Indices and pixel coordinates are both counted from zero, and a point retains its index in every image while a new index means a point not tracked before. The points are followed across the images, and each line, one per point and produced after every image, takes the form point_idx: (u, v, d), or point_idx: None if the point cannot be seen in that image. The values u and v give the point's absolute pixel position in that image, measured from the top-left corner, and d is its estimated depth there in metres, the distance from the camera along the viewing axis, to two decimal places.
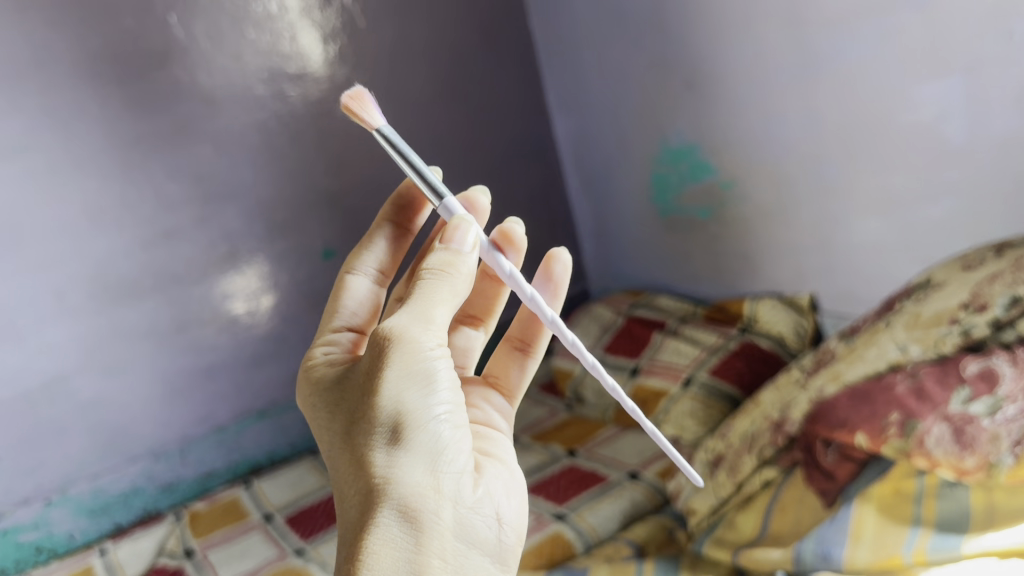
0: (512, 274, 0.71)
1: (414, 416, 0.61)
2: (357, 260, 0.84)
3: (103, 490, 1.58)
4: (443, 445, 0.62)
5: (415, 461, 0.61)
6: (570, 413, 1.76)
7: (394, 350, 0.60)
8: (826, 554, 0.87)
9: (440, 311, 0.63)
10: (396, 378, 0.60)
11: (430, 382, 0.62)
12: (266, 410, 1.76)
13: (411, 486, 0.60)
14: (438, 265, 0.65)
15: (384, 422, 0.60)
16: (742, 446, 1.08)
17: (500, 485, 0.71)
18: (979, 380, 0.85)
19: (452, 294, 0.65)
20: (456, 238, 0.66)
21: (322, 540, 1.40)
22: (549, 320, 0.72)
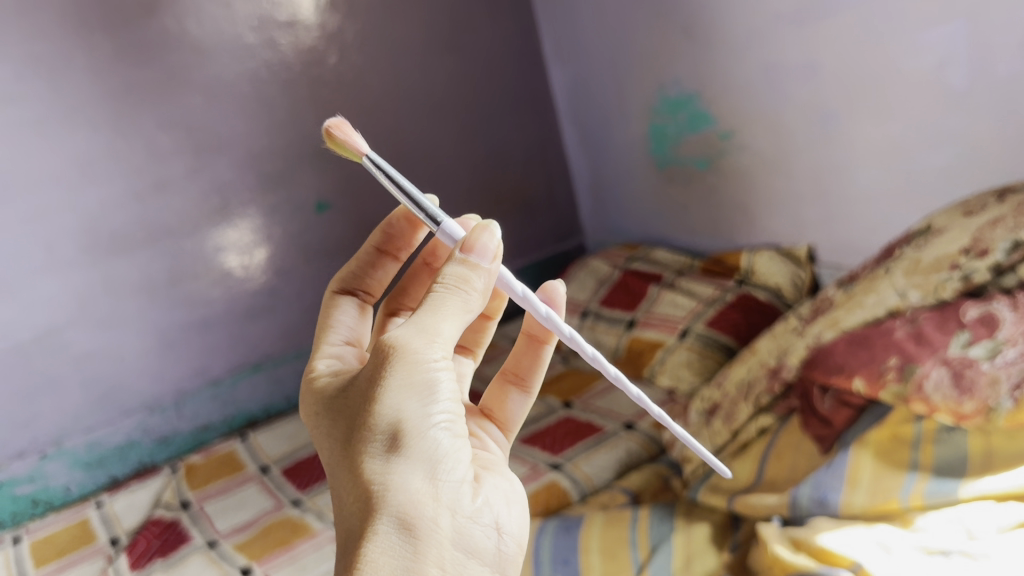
0: (527, 295, 0.67)
1: (413, 424, 0.57)
2: (344, 280, 0.80)
3: (99, 444, 1.58)
4: (443, 455, 0.58)
5: (414, 470, 0.56)
6: (565, 365, 1.76)
7: (395, 360, 0.57)
8: (822, 499, 0.86)
9: (448, 324, 0.59)
10: (395, 388, 0.57)
11: (432, 395, 0.57)
12: (262, 363, 1.75)
13: (408, 496, 0.56)
14: (454, 278, 0.60)
15: (383, 429, 0.56)
16: (739, 394, 1.08)
17: (499, 495, 0.66)
18: (979, 325, 0.84)
19: (463, 308, 0.60)
20: (476, 248, 0.61)
21: (318, 491, 1.40)
22: (567, 336, 0.68)
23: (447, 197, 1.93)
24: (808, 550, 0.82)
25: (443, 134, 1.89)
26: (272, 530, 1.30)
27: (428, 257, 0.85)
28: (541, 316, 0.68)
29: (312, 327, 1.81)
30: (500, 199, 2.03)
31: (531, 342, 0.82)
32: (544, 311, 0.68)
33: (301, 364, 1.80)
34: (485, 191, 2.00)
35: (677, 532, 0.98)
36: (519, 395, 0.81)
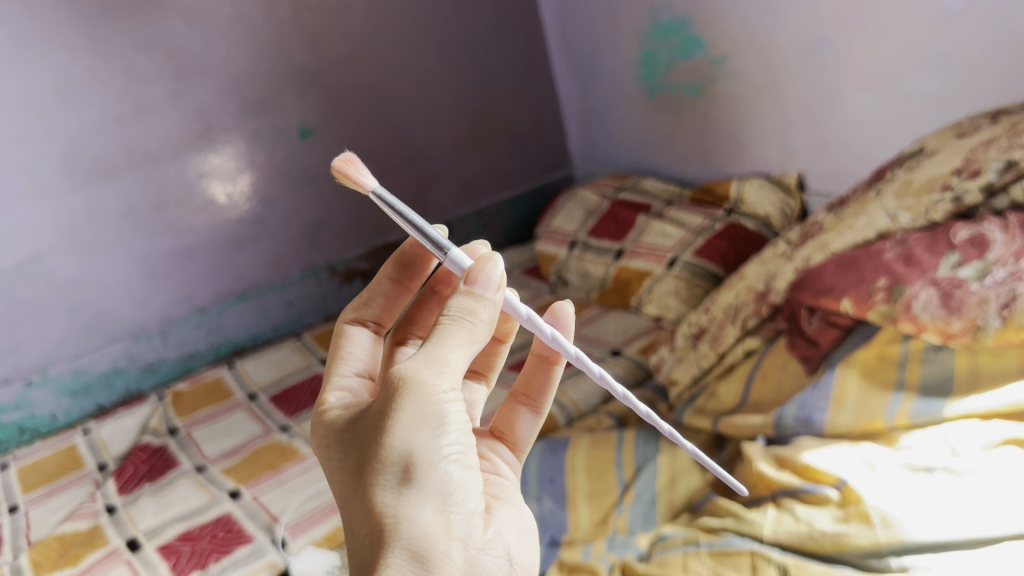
0: (532, 318, 0.61)
1: (426, 457, 0.51)
2: (356, 308, 0.70)
3: (84, 371, 1.57)
4: (457, 487, 0.52)
5: (427, 502, 0.51)
6: (553, 295, 1.76)
7: (406, 392, 0.51)
8: (808, 419, 0.87)
9: (456, 355, 0.52)
10: (405, 418, 0.51)
11: (444, 426, 0.51)
12: (247, 292, 1.74)
13: (421, 529, 0.50)
14: (460, 308, 0.54)
15: (393, 462, 0.51)
16: (726, 317, 1.08)
17: (508, 525, 0.61)
18: (969, 246, 0.82)
19: (471, 338, 0.53)
20: (480, 279, 0.54)
21: (306, 417, 1.41)
22: (573, 355, 0.62)
23: (433, 125, 1.91)
24: (792, 468, 0.83)
25: (430, 59, 1.85)
26: (261, 455, 1.31)
27: (439, 283, 0.75)
28: (546, 338, 0.62)
29: (297, 255, 1.79)
30: (485, 127, 2.00)
31: (541, 361, 0.74)
32: (550, 332, 0.62)
33: (288, 293, 1.79)
34: (471, 120, 1.97)
35: (662, 452, 0.98)
36: (529, 415, 0.74)
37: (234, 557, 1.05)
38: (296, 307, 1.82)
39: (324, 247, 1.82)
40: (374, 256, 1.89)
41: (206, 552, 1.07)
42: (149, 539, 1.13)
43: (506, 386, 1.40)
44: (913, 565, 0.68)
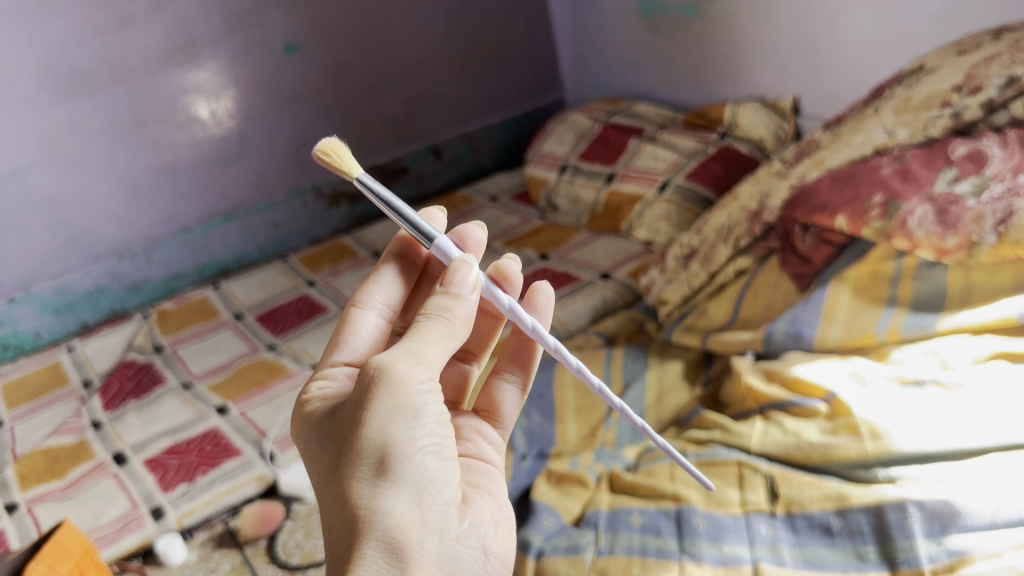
0: (515, 309, 0.59)
1: (402, 448, 0.49)
2: (365, 292, 0.65)
3: (68, 289, 1.56)
4: (434, 479, 0.50)
5: (403, 494, 0.48)
6: (543, 220, 1.74)
7: (381, 383, 0.49)
8: (798, 334, 0.86)
9: (432, 347, 0.51)
10: (379, 409, 0.49)
11: (420, 416, 0.50)
12: (232, 212, 1.71)
13: (397, 519, 0.47)
14: (436, 307, 0.54)
15: (368, 453, 0.48)
16: (718, 238, 1.07)
17: (486, 517, 0.57)
18: (967, 161, 0.81)
19: (448, 334, 0.53)
20: (455, 280, 0.55)
21: (293, 337, 1.40)
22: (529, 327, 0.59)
23: (422, 44, 1.86)
24: (781, 381, 0.82)
25: None
26: (248, 371, 1.31)
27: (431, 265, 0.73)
28: (526, 329, 0.59)
29: (282, 175, 1.76)
30: (475, 48, 1.95)
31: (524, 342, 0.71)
32: (507, 301, 0.59)
33: (274, 214, 1.76)
34: (462, 41, 1.92)
35: (650, 369, 0.99)
36: (512, 391, 0.71)
37: (221, 470, 1.05)
38: (281, 229, 1.79)
39: (310, 167, 1.80)
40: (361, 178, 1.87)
41: (193, 465, 1.06)
42: (135, 453, 1.12)
43: None
44: (901, 476, 0.68)
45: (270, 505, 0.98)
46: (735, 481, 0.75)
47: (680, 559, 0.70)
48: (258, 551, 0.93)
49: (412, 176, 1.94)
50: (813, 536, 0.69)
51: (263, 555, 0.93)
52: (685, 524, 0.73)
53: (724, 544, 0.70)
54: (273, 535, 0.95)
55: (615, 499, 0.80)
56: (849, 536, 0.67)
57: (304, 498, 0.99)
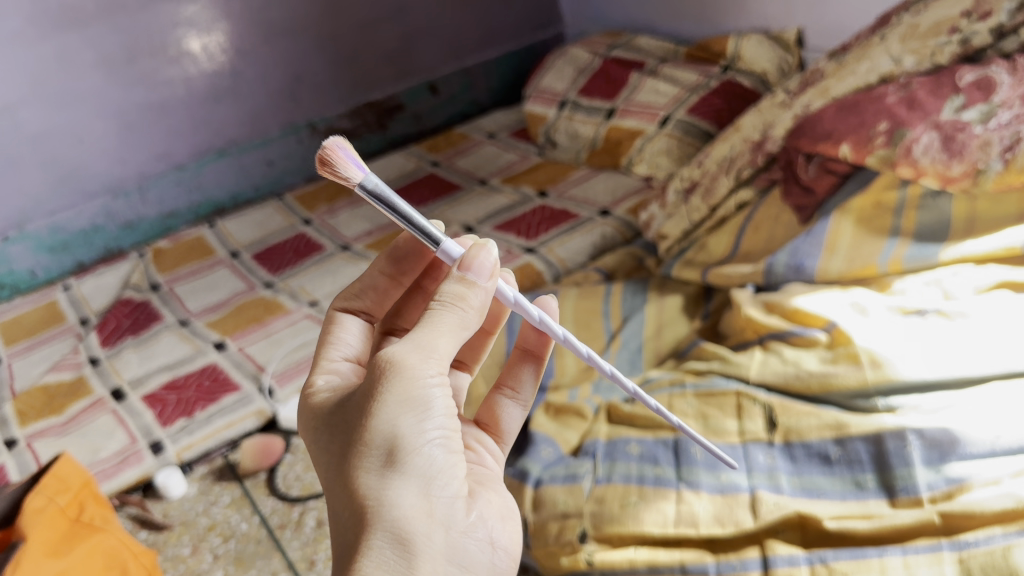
0: (544, 320, 0.56)
1: (411, 442, 0.46)
2: (347, 296, 0.62)
3: (62, 228, 1.54)
4: (443, 472, 0.48)
5: (411, 487, 0.46)
6: (542, 157, 1.71)
7: (391, 376, 0.46)
8: (799, 266, 0.85)
9: (445, 340, 0.48)
10: (390, 401, 0.46)
11: (430, 410, 0.47)
12: (227, 149, 1.69)
13: (403, 511, 0.46)
14: (452, 293, 0.50)
15: (376, 445, 0.46)
16: (720, 169, 1.05)
17: (495, 511, 0.54)
18: (974, 89, 0.79)
19: (462, 326, 0.50)
20: (472, 266, 0.50)
21: (291, 275, 1.39)
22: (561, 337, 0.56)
23: None
24: (781, 313, 0.81)
25: None
26: (245, 308, 1.30)
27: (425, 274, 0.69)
28: (557, 339, 0.56)
29: (277, 112, 1.74)
30: None
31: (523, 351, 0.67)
32: (537, 313, 0.56)
33: (268, 151, 1.74)
34: None
35: (649, 303, 0.99)
36: (514, 406, 0.67)
37: (220, 405, 1.04)
38: (277, 167, 1.77)
39: (304, 103, 1.77)
40: (357, 115, 1.84)
41: (192, 400, 1.06)
42: (133, 388, 1.12)
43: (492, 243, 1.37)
44: (901, 405, 0.68)
45: (270, 438, 0.98)
46: (733, 411, 0.75)
47: (678, 488, 0.71)
48: (258, 484, 0.94)
49: (408, 113, 1.92)
50: (811, 464, 0.69)
51: (264, 487, 0.93)
52: (682, 452, 0.73)
53: (722, 473, 0.71)
54: (273, 469, 0.95)
55: (613, 430, 0.80)
56: (847, 465, 0.67)
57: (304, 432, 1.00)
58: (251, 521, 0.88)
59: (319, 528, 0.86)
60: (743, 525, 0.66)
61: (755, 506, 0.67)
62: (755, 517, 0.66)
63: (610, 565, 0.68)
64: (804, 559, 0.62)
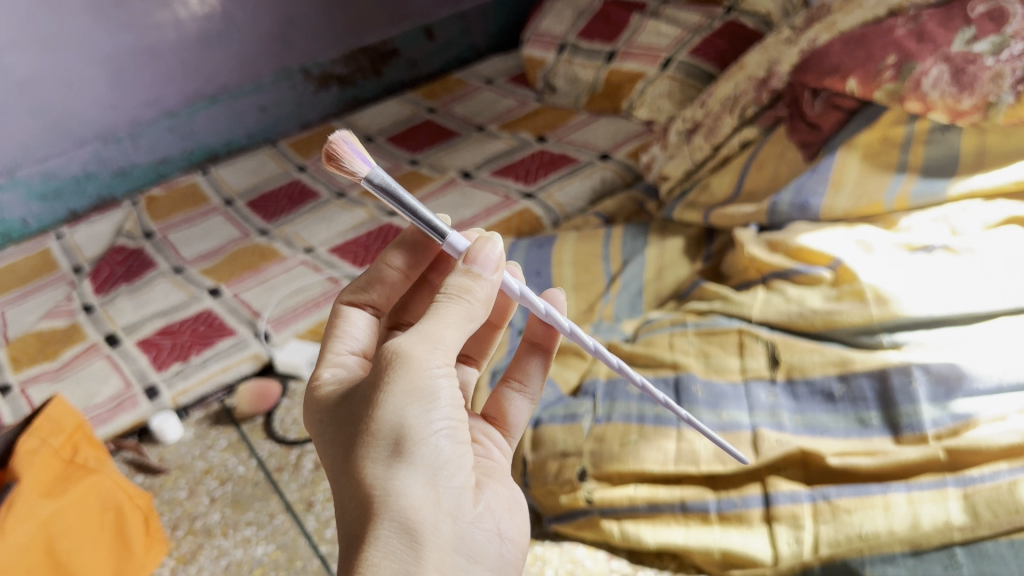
0: (551, 313, 0.54)
1: (417, 432, 0.45)
2: (354, 288, 0.60)
3: (53, 175, 1.51)
4: (449, 462, 0.47)
5: (417, 477, 0.45)
6: (541, 102, 1.68)
7: (397, 366, 0.45)
8: (804, 204, 0.83)
9: (452, 331, 0.47)
10: (396, 390, 0.45)
11: (436, 400, 0.46)
12: (219, 95, 1.66)
13: (410, 500, 0.44)
14: (456, 285, 0.49)
15: (382, 434, 0.45)
16: (724, 108, 1.03)
17: (499, 503, 0.53)
18: (987, 20, 0.76)
19: (468, 318, 0.48)
20: (478, 259, 0.49)
21: (286, 222, 1.37)
22: (567, 330, 0.54)
23: None
24: (785, 251, 0.80)
25: None
26: (240, 255, 1.28)
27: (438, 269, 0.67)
28: (563, 331, 0.54)
29: (269, 57, 1.70)
30: None
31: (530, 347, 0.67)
32: (544, 307, 0.54)
33: (261, 97, 1.71)
34: None
35: (650, 244, 0.97)
36: (522, 401, 0.66)
37: (216, 349, 1.03)
38: (270, 113, 1.74)
39: (297, 48, 1.73)
40: (351, 60, 1.81)
41: (187, 345, 1.05)
42: (127, 334, 1.11)
43: (490, 189, 1.35)
44: (907, 342, 0.67)
45: (267, 382, 0.97)
46: (736, 349, 0.74)
47: (678, 426, 0.70)
48: (255, 428, 0.93)
49: (403, 59, 1.89)
50: (814, 402, 0.68)
51: (261, 431, 0.92)
52: (683, 390, 0.73)
53: (723, 410, 0.70)
54: (270, 413, 0.95)
55: (614, 369, 0.79)
56: (851, 402, 0.66)
57: (300, 377, 0.99)
58: (248, 465, 0.88)
59: (316, 471, 0.85)
60: (744, 462, 0.66)
61: (757, 443, 0.67)
62: (756, 455, 0.66)
63: (610, 502, 0.68)
64: (806, 496, 0.62)
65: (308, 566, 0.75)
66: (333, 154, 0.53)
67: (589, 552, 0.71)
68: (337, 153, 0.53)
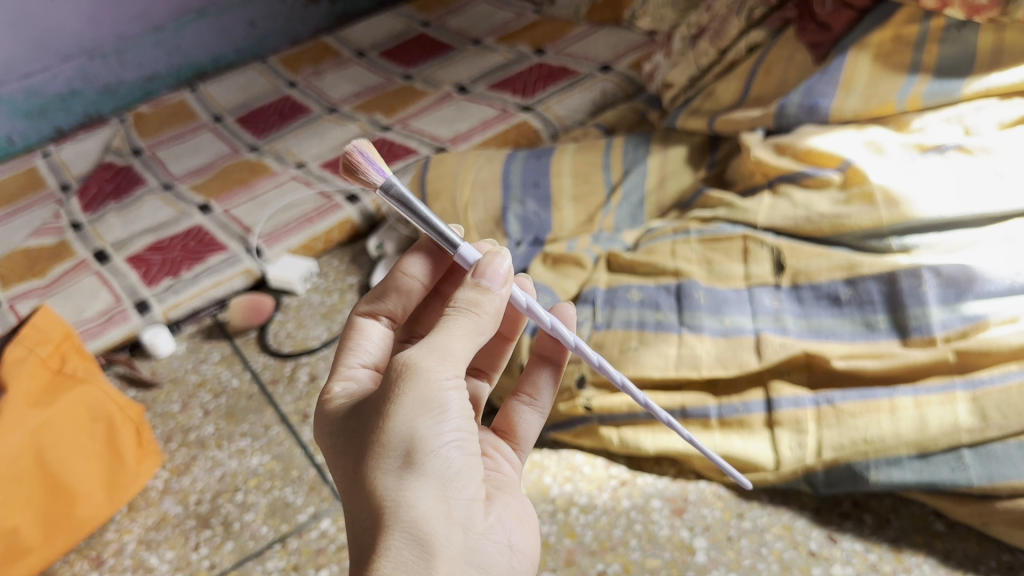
0: (557, 326, 0.51)
1: (429, 444, 0.41)
2: (370, 297, 0.54)
3: (38, 92, 1.47)
4: (461, 475, 0.42)
5: (428, 490, 0.40)
6: (539, 14, 1.62)
7: (406, 378, 0.41)
8: (813, 106, 0.80)
9: (461, 344, 0.43)
10: (406, 402, 0.41)
11: (447, 412, 0.42)
12: (206, 9, 1.60)
13: (420, 513, 0.40)
14: (464, 299, 0.45)
15: (392, 446, 0.41)
16: (730, 10, 0.98)
17: (512, 516, 0.48)
18: None
19: (478, 331, 0.45)
20: (486, 272, 0.46)
21: (276, 138, 1.34)
22: (571, 344, 0.52)
23: None
24: (793, 155, 0.77)
25: None
26: (230, 171, 1.25)
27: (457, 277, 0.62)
28: (568, 346, 0.51)
29: None
30: None
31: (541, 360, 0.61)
32: (548, 320, 0.50)
33: (249, 12, 1.66)
34: None
35: (652, 154, 0.94)
36: (534, 414, 0.60)
37: (207, 265, 1.01)
38: (258, 28, 1.69)
39: None
40: None
41: (178, 261, 1.03)
42: (117, 251, 1.08)
43: (486, 103, 1.31)
44: (916, 245, 0.65)
45: (259, 296, 0.95)
46: (740, 256, 0.72)
47: (680, 332, 0.68)
48: (249, 342, 0.92)
49: None
50: (820, 306, 0.66)
51: (254, 345, 0.91)
52: (685, 298, 0.70)
53: (725, 316, 0.68)
54: (264, 327, 0.93)
55: (613, 278, 0.77)
56: (858, 305, 0.64)
57: (293, 292, 0.98)
58: (242, 378, 0.86)
59: (311, 383, 0.84)
60: (747, 366, 0.64)
61: (760, 347, 0.65)
62: (760, 358, 0.64)
63: (609, 409, 0.67)
64: (810, 401, 0.61)
65: (303, 476, 0.74)
66: (349, 163, 0.48)
67: (588, 459, 0.70)
68: (354, 162, 0.48)
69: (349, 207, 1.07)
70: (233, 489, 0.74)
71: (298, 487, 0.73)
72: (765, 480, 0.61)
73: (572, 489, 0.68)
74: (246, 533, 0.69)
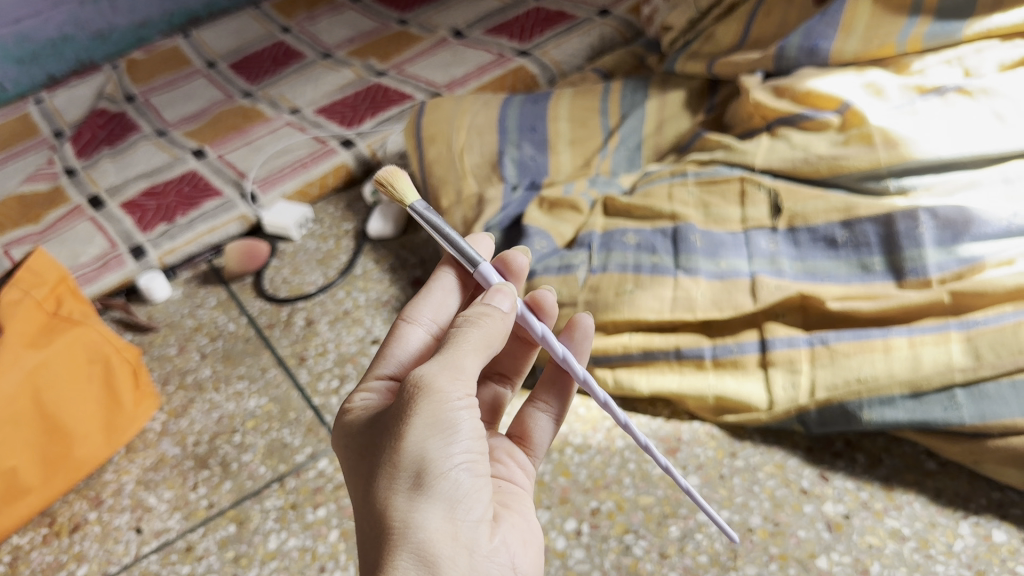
0: (547, 336, 0.49)
1: (439, 468, 0.40)
2: (412, 304, 0.53)
3: (29, 38, 1.45)
4: (470, 497, 0.41)
5: (437, 515, 0.40)
6: None
7: (420, 399, 0.40)
8: (813, 48, 0.78)
9: (471, 361, 0.42)
10: (418, 423, 0.40)
11: (457, 432, 0.41)
12: None
13: (428, 535, 0.39)
14: (475, 313, 0.44)
15: (403, 468, 0.40)
16: None
17: (517, 536, 0.47)
18: None
19: (487, 346, 0.44)
20: (496, 297, 0.46)
21: (270, 84, 1.32)
22: (561, 358, 0.49)
23: None
24: (792, 97, 0.76)
25: None
26: (224, 117, 1.24)
27: None
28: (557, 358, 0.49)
29: None
30: None
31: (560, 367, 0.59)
32: (541, 330, 0.49)
33: None
34: None
35: (650, 98, 0.93)
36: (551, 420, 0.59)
37: (202, 210, 1.01)
38: None
39: None
40: None
41: (172, 207, 1.02)
42: (112, 197, 1.08)
43: (483, 47, 1.30)
44: (913, 187, 0.65)
45: (255, 241, 0.95)
46: (737, 199, 0.72)
47: (676, 275, 0.68)
48: (245, 287, 0.92)
49: None
50: (816, 249, 0.66)
51: (251, 290, 0.91)
52: (681, 241, 0.70)
53: (722, 259, 0.68)
54: (259, 273, 0.93)
55: (610, 223, 0.77)
56: (854, 247, 0.64)
57: (289, 238, 0.98)
58: (239, 322, 0.87)
59: (308, 327, 0.84)
60: (742, 308, 0.64)
61: (755, 289, 0.65)
62: (755, 300, 0.64)
63: (604, 350, 0.67)
64: (804, 341, 0.61)
65: (301, 418, 0.74)
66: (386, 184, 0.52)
67: (583, 401, 0.70)
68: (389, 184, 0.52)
69: (345, 153, 1.06)
70: (230, 431, 0.74)
71: (296, 428, 0.74)
72: (758, 420, 0.62)
73: (568, 429, 0.68)
74: (244, 473, 0.70)
